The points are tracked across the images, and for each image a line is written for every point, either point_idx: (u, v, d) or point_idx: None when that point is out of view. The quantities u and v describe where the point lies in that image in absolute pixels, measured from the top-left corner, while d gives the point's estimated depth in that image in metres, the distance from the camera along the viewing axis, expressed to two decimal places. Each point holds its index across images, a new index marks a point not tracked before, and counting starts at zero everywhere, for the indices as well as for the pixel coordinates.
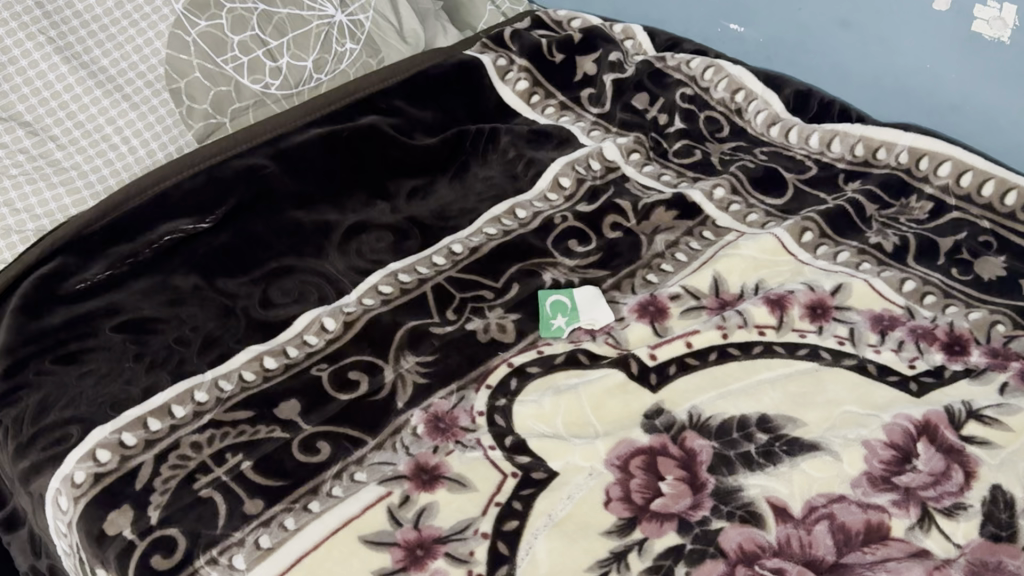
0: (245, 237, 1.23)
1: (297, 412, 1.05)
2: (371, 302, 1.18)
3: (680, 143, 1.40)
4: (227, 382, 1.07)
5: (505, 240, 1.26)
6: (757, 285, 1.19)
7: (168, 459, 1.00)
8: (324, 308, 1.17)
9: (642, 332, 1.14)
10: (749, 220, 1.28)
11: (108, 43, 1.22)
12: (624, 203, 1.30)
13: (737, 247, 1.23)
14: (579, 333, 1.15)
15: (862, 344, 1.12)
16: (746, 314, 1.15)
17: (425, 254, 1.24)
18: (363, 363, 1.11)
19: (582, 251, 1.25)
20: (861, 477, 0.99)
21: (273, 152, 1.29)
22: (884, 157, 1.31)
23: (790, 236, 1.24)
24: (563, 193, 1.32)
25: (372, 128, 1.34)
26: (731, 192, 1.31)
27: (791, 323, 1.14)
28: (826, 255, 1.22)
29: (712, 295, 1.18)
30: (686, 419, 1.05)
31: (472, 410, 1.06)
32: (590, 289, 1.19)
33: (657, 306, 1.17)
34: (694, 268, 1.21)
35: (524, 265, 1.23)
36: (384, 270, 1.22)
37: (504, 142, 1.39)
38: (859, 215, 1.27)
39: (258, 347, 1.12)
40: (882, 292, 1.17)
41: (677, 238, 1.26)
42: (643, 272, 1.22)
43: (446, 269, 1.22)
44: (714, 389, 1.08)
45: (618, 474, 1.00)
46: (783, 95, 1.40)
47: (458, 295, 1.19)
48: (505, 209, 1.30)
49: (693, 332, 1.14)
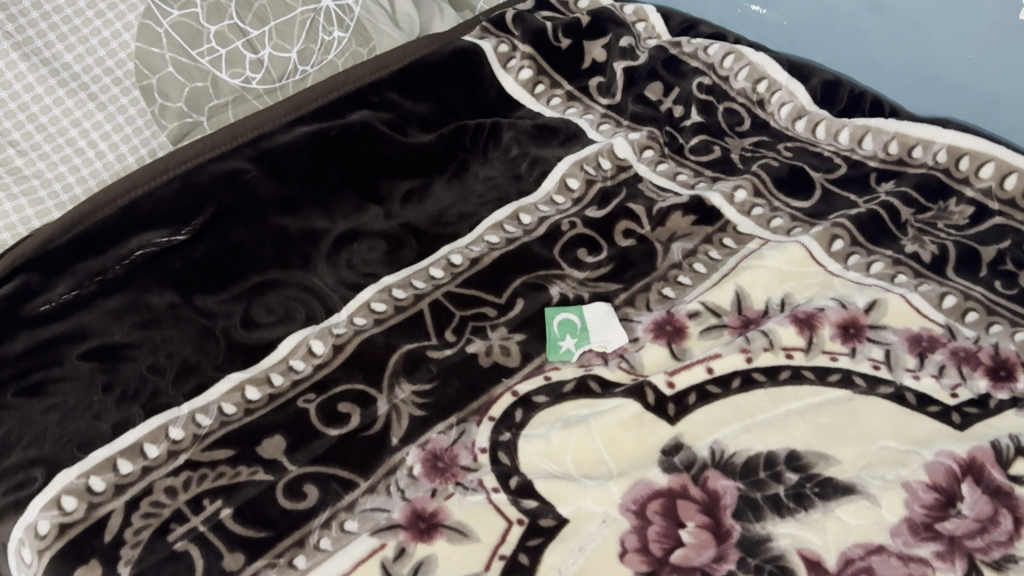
0: (225, 247, 1.12)
1: (282, 450, 0.96)
2: (363, 322, 1.08)
3: (696, 138, 1.29)
4: (205, 417, 0.98)
5: (508, 250, 1.16)
6: (783, 301, 1.09)
7: (140, 507, 0.91)
8: (311, 328, 1.07)
9: (658, 356, 1.05)
10: (773, 226, 1.18)
11: (72, 37, 1.10)
12: (638, 208, 1.20)
13: (761, 257, 1.13)
14: (590, 356, 1.05)
15: (899, 369, 1.03)
16: (773, 335, 1.05)
17: (421, 266, 1.14)
18: (355, 393, 1.01)
19: (592, 262, 1.15)
20: (900, 524, 0.90)
21: (255, 153, 1.17)
22: (920, 155, 1.21)
23: (818, 244, 1.14)
24: (571, 196, 1.22)
25: (363, 125, 1.22)
26: (754, 194, 1.21)
27: (822, 344, 1.05)
28: (858, 266, 1.12)
29: (734, 312, 1.08)
30: (708, 456, 0.96)
31: (473, 446, 0.97)
32: (601, 306, 1.09)
33: (675, 325, 1.07)
34: (714, 281, 1.12)
35: (529, 277, 1.13)
36: (377, 285, 1.12)
37: (506, 138, 1.28)
38: (893, 220, 1.16)
39: (239, 375, 1.02)
40: (920, 309, 1.08)
41: (695, 246, 1.16)
42: (658, 285, 1.12)
43: (445, 282, 1.12)
44: (738, 422, 0.99)
45: (634, 521, 0.91)
46: (810, 85, 1.27)
47: (458, 313, 1.09)
48: (508, 213, 1.20)
49: (715, 355, 1.04)
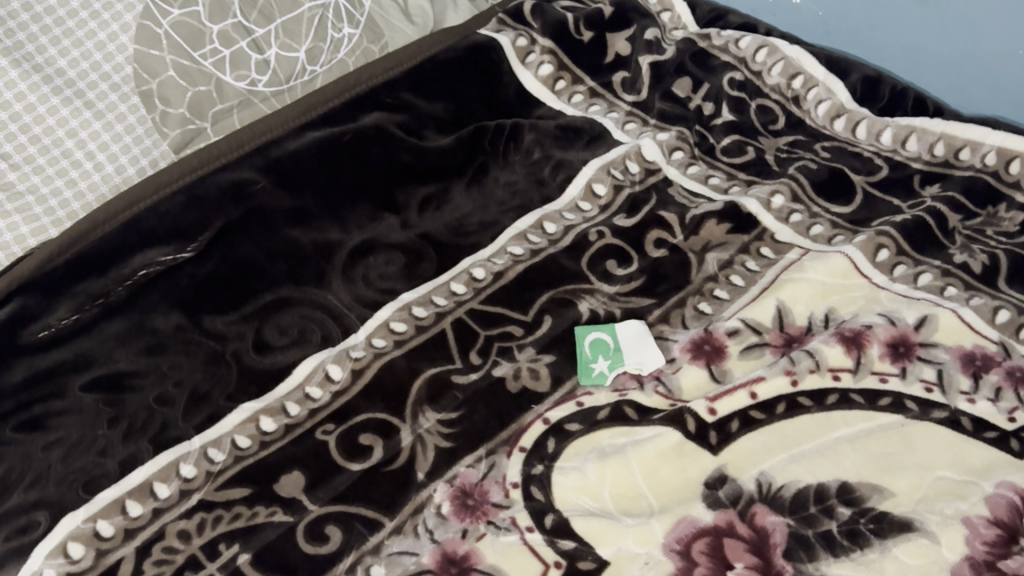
0: (233, 262, 1.06)
1: (300, 488, 0.90)
2: (382, 344, 1.02)
3: (728, 138, 1.22)
4: (218, 452, 0.92)
5: (534, 262, 1.09)
6: (827, 316, 1.03)
7: (152, 554, 0.85)
8: (327, 352, 1.01)
9: (697, 379, 0.99)
10: (812, 234, 1.11)
11: (65, 40, 1.03)
12: (670, 215, 1.13)
13: (802, 270, 1.07)
14: (625, 379, 0.99)
15: (953, 391, 0.97)
16: (819, 355, 0.99)
17: (441, 281, 1.08)
18: (376, 423, 0.95)
19: (623, 274, 1.08)
20: (962, 563, 0.84)
21: (264, 162, 1.09)
22: (967, 157, 1.14)
23: (862, 254, 1.08)
24: (598, 203, 1.15)
25: (378, 129, 1.15)
26: (792, 199, 1.15)
27: (870, 365, 0.99)
28: (904, 278, 1.07)
29: (776, 330, 1.03)
30: (754, 489, 0.90)
31: (504, 481, 0.91)
32: (635, 324, 1.03)
33: (713, 345, 1.01)
34: (754, 296, 1.05)
35: (557, 292, 1.07)
36: (396, 302, 1.05)
37: (528, 140, 1.21)
38: (940, 227, 1.10)
39: (253, 405, 0.96)
40: (973, 325, 1.02)
41: (731, 256, 1.09)
42: (694, 300, 1.06)
43: (468, 299, 1.06)
44: (785, 451, 0.93)
45: (679, 562, 0.85)
46: (850, 81, 1.20)
47: (483, 333, 1.03)
48: (532, 222, 1.14)
49: (758, 379, 0.98)
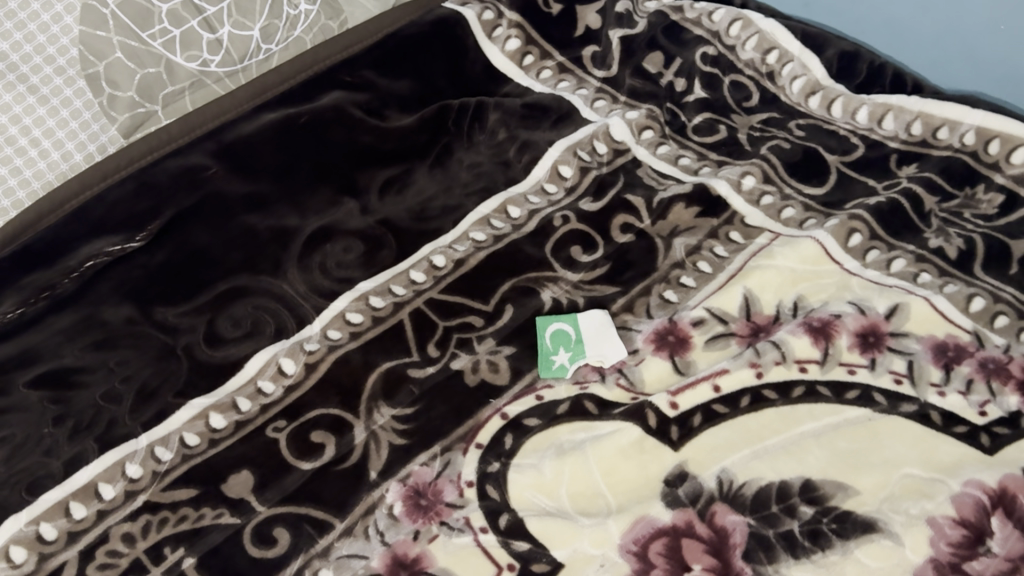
0: (188, 251, 1.02)
1: (249, 488, 0.88)
2: (337, 336, 0.99)
3: (700, 116, 1.19)
4: (165, 451, 0.90)
5: (496, 249, 1.06)
6: (796, 304, 1.00)
7: (95, 558, 0.83)
8: (280, 345, 0.98)
9: (660, 371, 0.96)
10: (783, 217, 1.08)
11: (7, 22, 0.98)
12: (636, 199, 1.10)
13: (771, 256, 1.04)
14: (586, 371, 0.97)
15: (923, 383, 0.95)
16: (785, 346, 0.97)
17: (400, 268, 1.05)
18: (329, 420, 0.93)
19: (587, 261, 1.05)
20: (925, 565, 0.81)
21: (217, 147, 1.06)
22: (946, 136, 1.11)
23: (834, 239, 1.05)
24: (564, 185, 1.12)
25: (336, 110, 1.12)
26: (763, 180, 1.11)
27: (838, 356, 0.96)
28: (876, 264, 1.03)
29: (743, 319, 1.00)
30: (715, 487, 0.88)
31: (459, 480, 0.89)
32: (598, 313, 1.00)
33: (677, 335, 0.99)
34: (721, 283, 1.02)
35: (519, 280, 1.04)
36: (353, 292, 1.02)
37: (493, 120, 1.17)
38: (915, 211, 1.07)
39: (202, 401, 0.94)
40: (946, 313, 0.99)
41: (699, 242, 1.06)
42: (660, 288, 1.03)
43: (427, 288, 1.03)
44: (748, 447, 0.91)
45: (635, 564, 0.83)
46: (825, 57, 1.17)
47: (442, 324, 1.00)
48: (495, 206, 1.10)
49: (721, 371, 0.96)
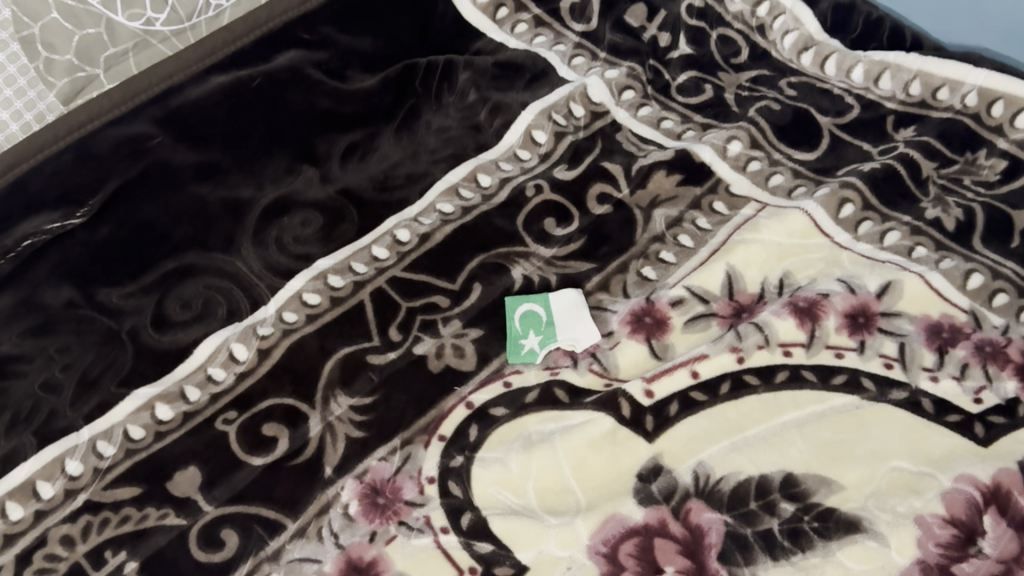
0: (132, 226, 0.96)
1: (196, 486, 0.83)
2: (293, 319, 0.93)
3: (684, 75, 1.11)
4: (108, 445, 0.85)
5: (464, 222, 1.00)
6: (781, 281, 0.94)
7: (32, 563, 0.78)
8: (232, 329, 0.92)
9: (635, 356, 0.91)
10: (771, 185, 1.01)
11: None
12: (614, 166, 1.03)
13: (757, 229, 0.97)
14: (558, 356, 0.91)
15: (915, 367, 0.89)
16: (769, 329, 0.91)
17: (363, 243, 0.98)
18: (282, 411, 0.87)
19: (562, 235, 0.99)
20: (912, 567, 0.76)
21: (162, 114, 0.99)
22: (946, 97, 1.04)
23: (824, 210, 0.98)
24: (538, 151, 1.05)
25: (291, 71, 1.05)
26: (750, 145, 1.04)
27: (825, 339, 0.90)
28: (869, 236, 0.97)
29: (725, 298, 0.94)
30: (691, 482, 0.83)
31: (419, 475, 0.84)
32: (571, 292, 0.94)
33: (655, 317, 0.93)
34: (703, 259, 0.96)
35: (488, 256, 0.97)
36: (311, 270, 0.96)
37: (463, 80, 1.09)
38: (911, 177, 1.00)
39: (147, 391, 0.88)
40: (941, 291, 0.93)
41: (680, 213, 1.00)
42: (637, 264, 0.96)
43: (390, 265, 0.97)
44: (727, 438, 0.85)
45: (604, 567, 0.78)
46: (819, 10, 1.09)
47: (405, 304, 0.94)
48: (464, 174, 1.03)
49: (700, 356, 0.90)
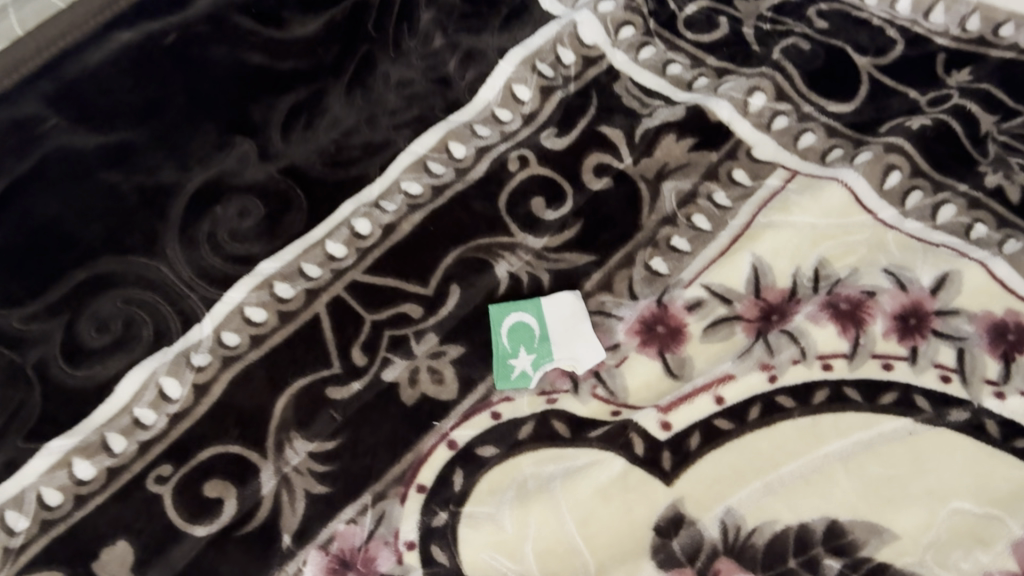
0: (28, 229, 0.72)
1: (128, 566, 0.69)
2: (236, 342, 0.77)
3: (694, 5, 0.94)
4: (19, 517, 0.70)
5: (436, 206, 0.84)
6: (818, 272, 0.79)
7: None
8: (159, 358, 0.77)
9: (648, 376, 0.76)
10: (801, 147, 0.85)
11: None
12: (613, 129, 0.87)
13: (786, 208, 0.81)
14: (554, 377, 0.77)
15: (977, 380, 0.75)
16: (805, 340, 0.77)
17: (315, 238, 0.82)
18: (228, 463, 0.73)
19: (554, 219, 0.83)
20: None
21: (53, 88, 0.71)
22: (1009, 35, 0.89)
23: (866, 181, 0.82)
24: (520, 111, 0.88)
25: (212, 21, 0.77)
26: (775, 97, 0.88)
27: (871, 347, 0.76)
28: (919, 211, 0.81)
29: (751, 296, 0.78)
30: (719, 537, 0.70)
31: (396, 540, 0.70)
32: (568, 296, 0.79)
33: (669, 326, 0.78)
34: (723, 247, 0.81)
35: (465, 250, 0.82)
36: (253, 276, 0.80)
37: (426, 21, 0.88)
38: (967, 135, 0.84)
39: (62, 442, 0.73)
40: (1007, 282, 0.78)
41: (693, 186, 0.84)
42: (645, 255, 0.81)
43: (348, 267, 0.81)
44: (759, 478, 0.72)
45: None
46: None
47: (369, 317, 0.79)
48: (433, 142, 0.87)
49: (724, 378, 0.76)
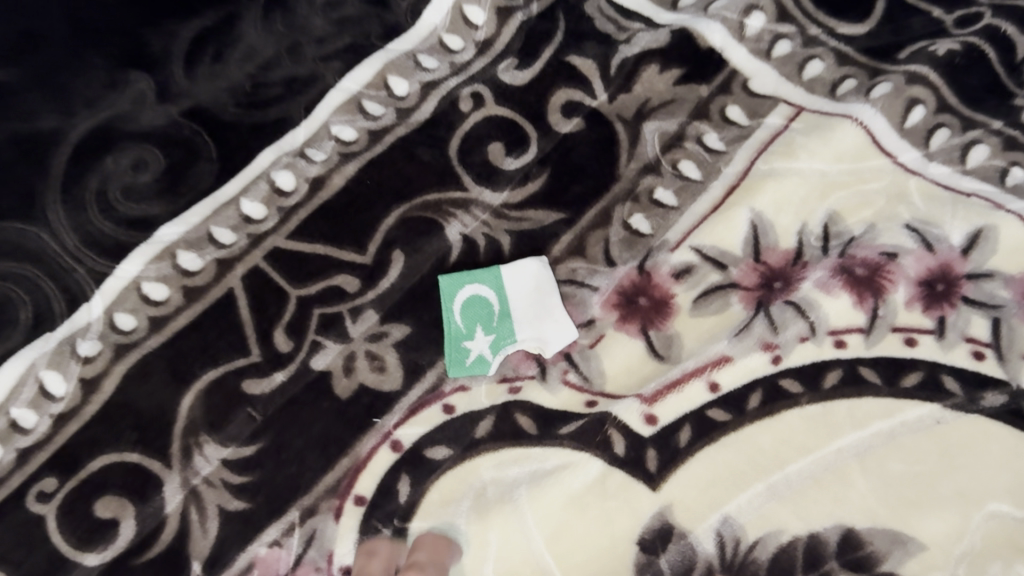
0: None
1: None
2: (131, 325, 0.64)
3: None
4: None
5: (373, 154, 0.69)
6: (828, 230, 0.67)
7: None
8: (38, 348, 0.62)
9: (628, 359, 0.64)
10: (806, 78, 0.71)
11: None
12: (584, 60, 0.72)
13: (791, 151, 0.68)
14: (518, 361, 0.65)
15: (1016, 355, 0.64)
16: (815, 313, 0.65)
17: (226, 195, 0.67)
18: (124, 475, 0.60)
19: (515, 168, 0.69)
20: None
21: None
22: None
23: (884, 118, 0.69)
24: (473, 37, 0.72)
25: None
26: (776, 17, 0.72)
27: (892, 319, 0.64)
28: (946, 153, 0.68)
29: (750, 260, 0.66)
30: (714, 553, 0.59)
31: (330, 566, 0.60)
32: (532, 264, 0.66)
33: (653, 298, 0.66)
34: (717, 200, 0.68)
35: (410, 208, 0.68)
36: (151, 243, 0.66)
37: None
38: (1002, 61, 0.70)
39: None
40: None
41: (681, 128, 0.70)
42: (623, 211, 0.68)
43: (269, 230, 0.67)
44: (761, 480, 0.61)
45: None
46: None
47: (294, 292, 0.66)
48: (369, 78, 0.71)
49: (719, 360, 0.63)
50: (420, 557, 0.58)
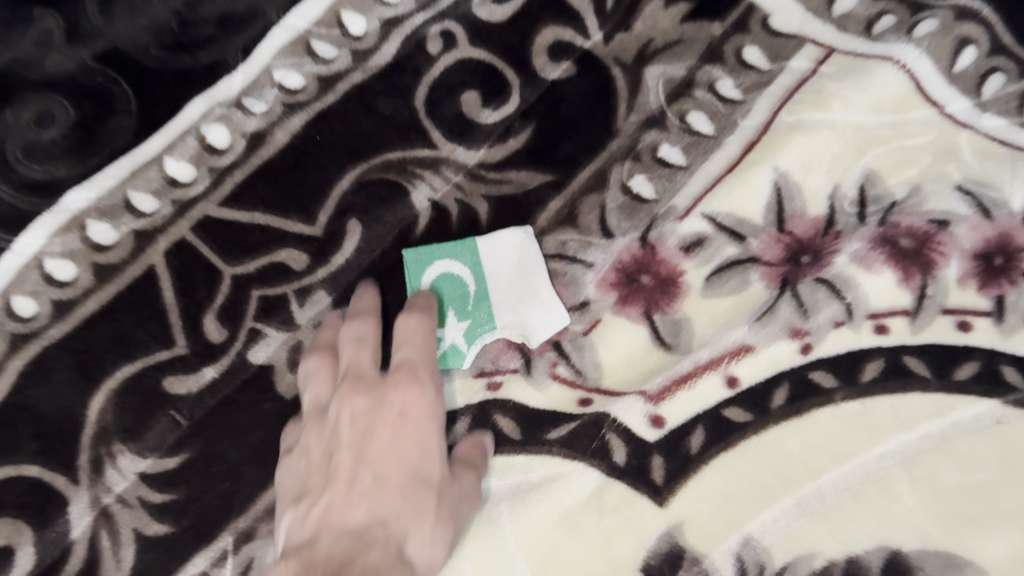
0: None
1: None
2: (29, 311, 0.52)
3: None
4: None
5: (326, 107, 0.56)
6: (864, 194, 0.56)
7: None
8: None
9: (630, 349, 0.54)
10: (837, 14, 0.59)
11: None
12: None
13: (823, 101, 0.57)
14: (498, 352, 0.54)
15: None
16: (852, 292, 0.54)
17: (148, 152, 0.54)
18: (20, 493, 0.51)
19: (494, 120, 0.58)
20: None
21: None
22: None
23: (930, 61, 0.58)
24: None
25: None
26: None
27: (940, 299, 0.54)
28: (1001, 103, 0.58)
29: (775, 229, 0.56)
30: None
31: None
32: (515, 235, 0.55)
33: (657, 275, 0.55)
34: (734, 159, 0.57)
35: (369, 169, 0.56)
36: (52, 211, 0.52)
37: None
38: None
39: None
40: None
41: (691, 73, 0.59)
42: (622, 171, 0.57)
43: (200, 196, 0.55)
44: (790, 494, 0.51)
45: None
46: None
47: (228, 270, 0.55)
48: (317, 14, 0.55)
49: (739, 350, 0.53)
50: (415, 345, 0.50)
